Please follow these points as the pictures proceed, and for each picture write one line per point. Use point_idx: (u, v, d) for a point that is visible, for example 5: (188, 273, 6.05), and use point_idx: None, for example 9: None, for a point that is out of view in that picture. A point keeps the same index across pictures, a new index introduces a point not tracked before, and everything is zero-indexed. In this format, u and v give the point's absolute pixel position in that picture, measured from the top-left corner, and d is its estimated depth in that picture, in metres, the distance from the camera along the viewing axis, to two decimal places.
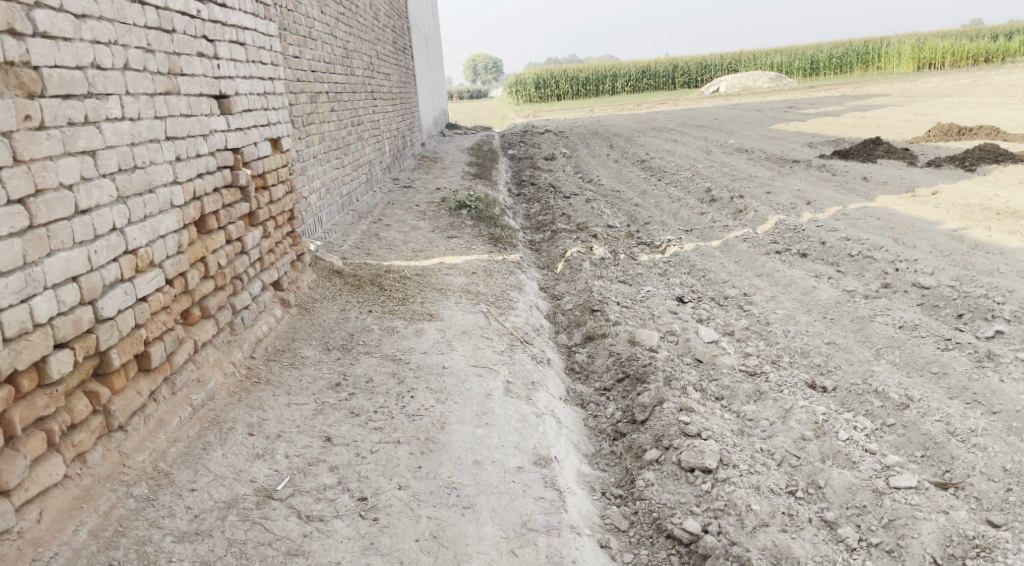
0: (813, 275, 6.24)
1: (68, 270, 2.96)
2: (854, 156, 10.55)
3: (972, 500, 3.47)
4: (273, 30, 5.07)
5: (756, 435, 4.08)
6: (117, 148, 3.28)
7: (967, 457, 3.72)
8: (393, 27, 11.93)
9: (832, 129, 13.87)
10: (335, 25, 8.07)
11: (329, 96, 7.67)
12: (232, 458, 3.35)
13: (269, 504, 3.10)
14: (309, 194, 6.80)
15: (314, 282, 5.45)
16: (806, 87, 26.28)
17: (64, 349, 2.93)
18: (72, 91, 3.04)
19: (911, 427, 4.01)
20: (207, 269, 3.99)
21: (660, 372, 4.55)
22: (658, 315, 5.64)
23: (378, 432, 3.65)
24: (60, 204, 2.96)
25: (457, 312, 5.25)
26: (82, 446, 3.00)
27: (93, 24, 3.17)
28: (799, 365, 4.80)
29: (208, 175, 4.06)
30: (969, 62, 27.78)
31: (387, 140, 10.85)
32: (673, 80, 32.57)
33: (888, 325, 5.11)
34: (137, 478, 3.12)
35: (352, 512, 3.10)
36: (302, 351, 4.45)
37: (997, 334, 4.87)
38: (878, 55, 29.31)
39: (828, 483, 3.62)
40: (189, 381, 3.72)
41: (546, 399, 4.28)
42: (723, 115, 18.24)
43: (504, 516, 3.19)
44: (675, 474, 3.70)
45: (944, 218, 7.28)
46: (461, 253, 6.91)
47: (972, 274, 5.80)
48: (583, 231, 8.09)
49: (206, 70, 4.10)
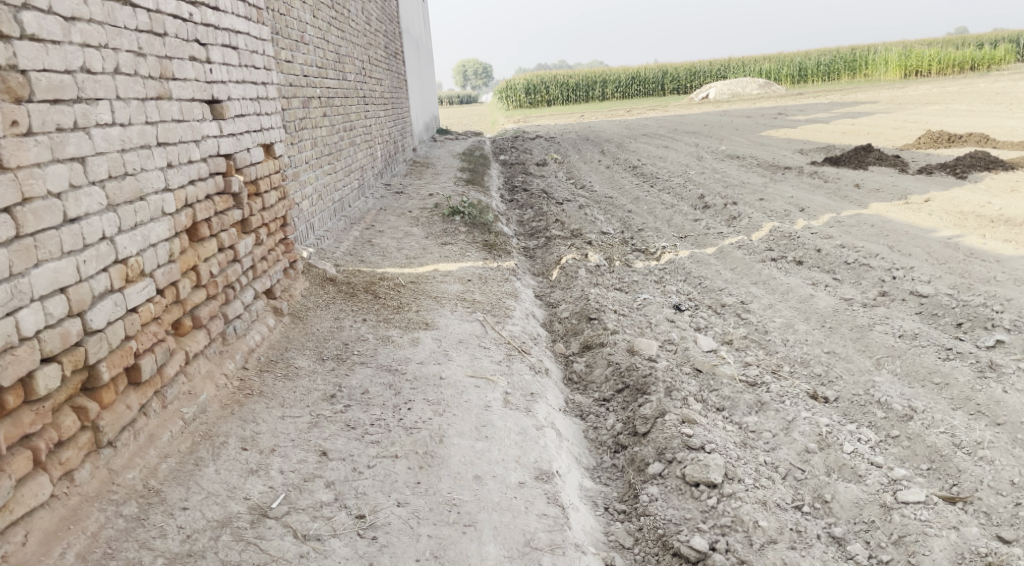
0: (810, 283, 6.19)
1: (56, 281, 2.86)
2: (846, 163, 10.55)
3: (982, 515, 3.41)
4: (265, 33, 4.99)
5: (759, 448, 4.02)
6: (108, 154, 3.18)
7: (974, 470, 3.67)
8: (385, 31, 11.86)
9: (824, 134, 13.91)
10: (327, 29, 8.00)
11: (322, 101, 7.58)
12: (224, 474, 3.25)
13: (264, 523, 3.00)
14: (301, 199, 6.70)
15: (307, 290, 5.35)
16: (794, 94, 26.36)
17: (52, 363, 2.83)
18: (60, 96, 2.95)
19: (916, 439, 3.96)
20: (199, 278, 3.89)
21: (661, 383, 4.49)
22: (655, 324, 5.58)
23: (375, 445, 3.56)
24: (49, 213, 2.86)
25: (453, 320, 5.17)
26: (69, 464, 2.89)
27: (83, 27, 3.07)
28: (800, 375, 4.74)
29: (200, 182, 3.96)
30: (955, 70, 27.85)
31: (379, 145, 10.77)
32: (662, 87, 32.69)
33: (888, 334, 5.06)
34: (127, 497, 3.01)
35: (350, 531, 3.01)
36: (296, 361, 4.35)
37: (997, 343, 4.83)
38: (865, 63, 29.49)
39: (835, 498, 3.56)
40: (180, 394, 3.61)
41: (546, 411, 4.19)
42: (712, 121, 18.31)
43: (506, 534, 3.11)
44: (679, 488, 3.63)
45: (939, 225, 7.26)
46: (455, 260, 6.82)
47: (969, 283, 5.76)
48: (577, 238, 8.03)
49: (198, 74, 4.01)
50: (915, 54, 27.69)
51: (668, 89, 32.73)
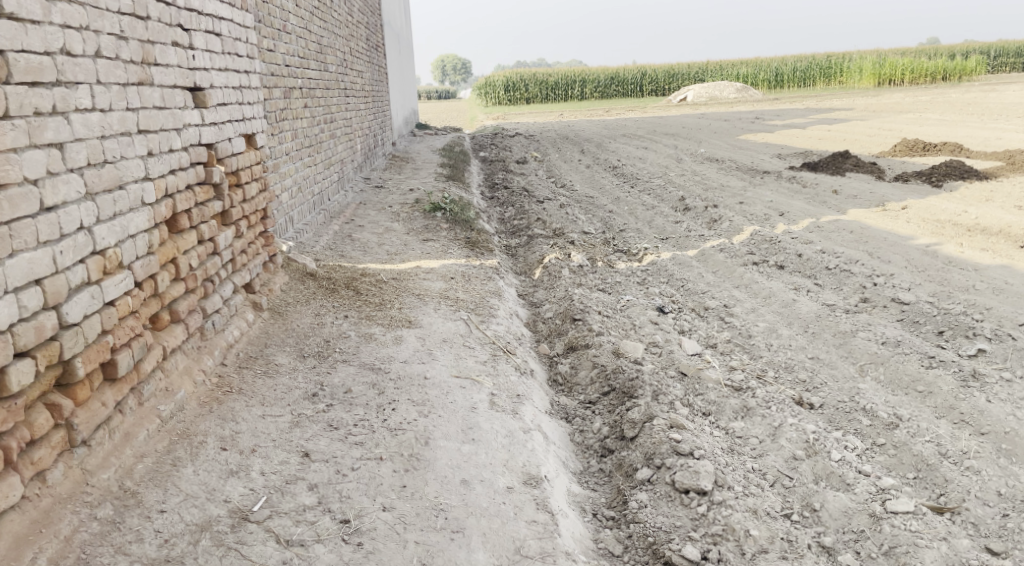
0: (792, 288, 6.19)
1: (32, 272, 2.73)
2: (824, 168, 10.62)
3: (970, 526, 3.42)
4: (248, 21, 4.86)
5: (746, 453, 3.99)
6: (87, 141, 3.05)
7: (961, 480, 3.68)
8: (366, 24, 11.69)
9: (801, 139, 14.03)
10: (310, 19, 7.85)
11: (303, 92, 7.44)
12: (203, 475, 3.14)
13: (245, 527, 2.90)
14: (281, 191, 6.57)
15: (287, 285, 5.25)
16: (770, 100, 26.55)
17: (25, 358, 2.70)
18: (39, 79, 2.82)
19: (902, 447, 3.95)
20: (178, 270, 3.77)
21: (648, 387, 4.44)
22: (640, 326, 5.51)
23: (359, 447, 3.47)
24: (25, 201, 2.73)
25: (437, 319, 5.07)
26: (41, 464, 2.76)
27: (63, 7, 2.94)
28: (785, 380, 4.71)
29: (180, 172, 3.84)
30: (928, 80, 28.23)
31: (359, 138, 10.62)
32: (641, 88, 32.80)
33: (871, 341, 5.06)
34: (101, 499, 2.89)
35: (335, 537, 2.92)
36: (276, 358, 4.24)
37: (979, 352, 4.84)
38: (840, 70, 29.84)
39: (824, 506, 3.55)
40: (157, 391, 3.50)
41: (532, 413, 4.14)
42: (692, 123, 18.35)
43: (496, 541, 3.04)
44: (669, 495, 3.60)
45: (917, 233, 7.30)
46: (437, 257, 6.73)
47: (949, 291, 5.79)
48: (559, 237, 7.97)
49: (181, 60, 3.88)
50: (889, 63, 27.97)
51: (646, 90, 32.87)
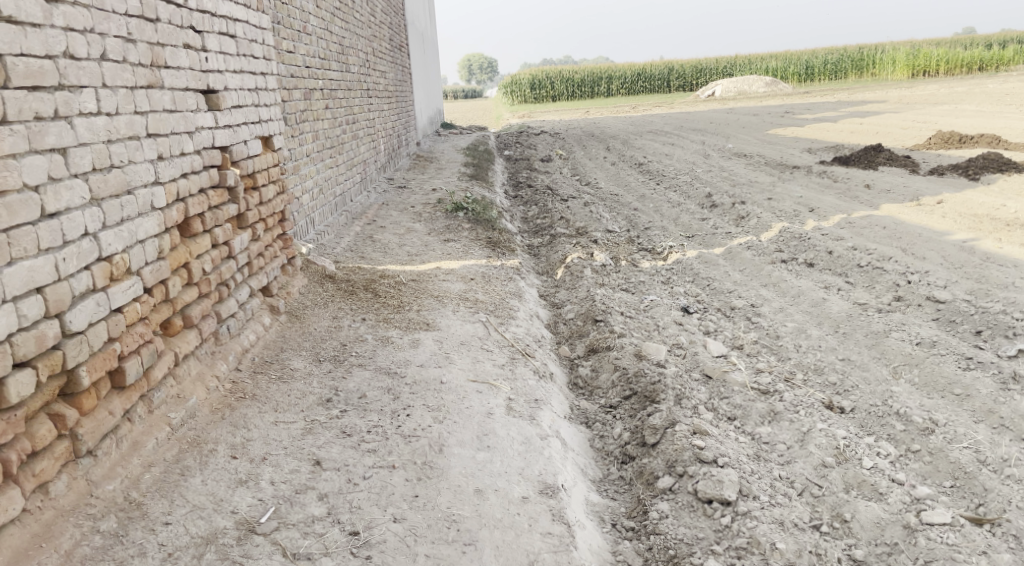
0: (822, 286, 6.01)
1: (32, 280, 2.68)
2: (855, 162, 10.35)
3: (1011, 539, 3.24)
4: (265, 22, 4.80)
5: (773, 461, 3.84)
6: (92, 145, 3.01)
7: (1001, 489, 3.50)
8: (389, 24, 11.65)
9: (832, 133, 13.71)
10: (331, 20, 7.81)
11: (324, 93, 7.40)
12: (211, 485, 3.08)
13: (251, 540, 2.83)
14: (301, 193, 6.53)
15: (306, 288, 5.19)
16: (801, 94, 26.07)
17: (26, 369, 2.66)
18: (40, 83, 2.77)
19: (937, 454, 3.77)
20: (190, 275, 3.72)
21: (670, 390, 4.32)
22: (663, 327, 5.36)
23: (372, 455, 3.38)
24: (24, 208, 2.69)
25: (455, 321, 4.98)
26: (43, 476, 2.72)
27: (65, 10, 2.89)
28: (814, 383, 4.54)
29: (193, 175, 3.79)
30: (964, 70, 27.53)
31: (382, 138, 10.59)
32: (669, 84, 32.49)
33: (905, 341, 4.86)
34: (106, 511, 2.84)
35: (343, 550, 2.84)
36: (291, 363, 4.18)
37: (1020, 353, 4.62)
38: (873, 61, 29.24)
39: (855, 517, 3.39)
40: (168, 398, 3.45)
41: (550, 418, 4.02)
42: (720, 119, 18.08)
43: (509, 554, 2.94)
44: (691, 505, 3.48)
45: (953, 228, 7.05)
46: (458, 257, 6.64)
47: (987, 288, 5.56)
48: (582, 236, 7.85)
49: (193, 63, 3.83)
50: (924, 54, 27.33)
51: (674, 86, 32.53)
